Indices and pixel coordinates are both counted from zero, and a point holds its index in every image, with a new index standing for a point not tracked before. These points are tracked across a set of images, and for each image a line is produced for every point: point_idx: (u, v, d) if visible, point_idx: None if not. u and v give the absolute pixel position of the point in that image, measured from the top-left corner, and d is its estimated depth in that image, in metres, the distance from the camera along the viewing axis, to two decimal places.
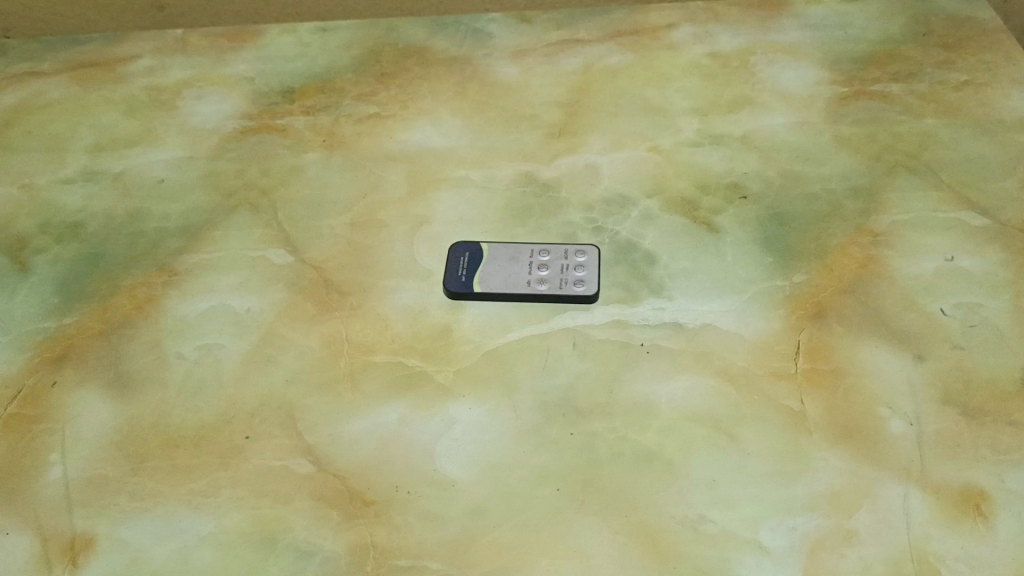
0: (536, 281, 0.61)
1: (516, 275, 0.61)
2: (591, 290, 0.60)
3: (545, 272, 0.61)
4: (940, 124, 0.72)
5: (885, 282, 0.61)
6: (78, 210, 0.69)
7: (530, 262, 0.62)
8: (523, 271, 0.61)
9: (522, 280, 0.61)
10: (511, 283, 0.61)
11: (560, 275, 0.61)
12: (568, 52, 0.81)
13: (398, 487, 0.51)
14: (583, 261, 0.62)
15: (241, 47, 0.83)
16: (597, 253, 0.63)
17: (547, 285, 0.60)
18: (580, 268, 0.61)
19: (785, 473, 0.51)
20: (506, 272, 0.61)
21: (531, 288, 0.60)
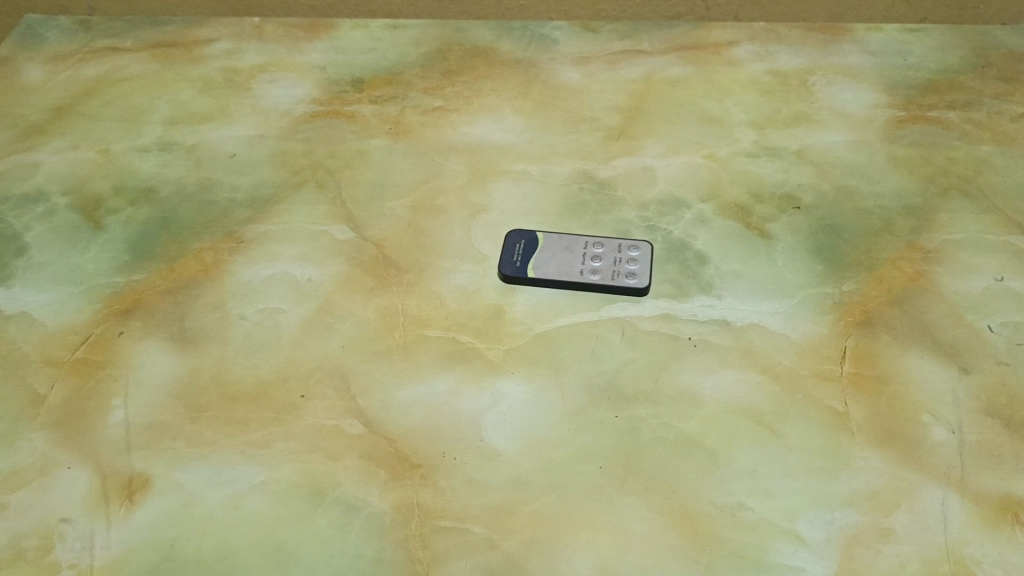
0: (589, 271, 0.62)
1: (569, 263, 0.63)
2: (643, 283, 0.61)
3: (597, 263, 0.63)
4: (995, 152, 0.73)
5: (933, 297, 0.61)
6: (152, 176, 0.72)
7: (584, 253, 0.63)
8: (575, 260, 0.63)
9: (574, 269, 0.62)
10: (564, 272, 0.62)
11: (613, 267, 0.62)
12: (631, 61, 0.83)
13: (445, 453, 0.53)
14: (636, 255, 0.63)
15: (315, 38, 0.86)
16: (650, 248, 0.64)
17: (599, 275, 0.62)
18: (633, 262, 0.63)
19: (825, 470, 0.52)
20: (559, 261, 0.63)
21: (583, 277, 0.62)
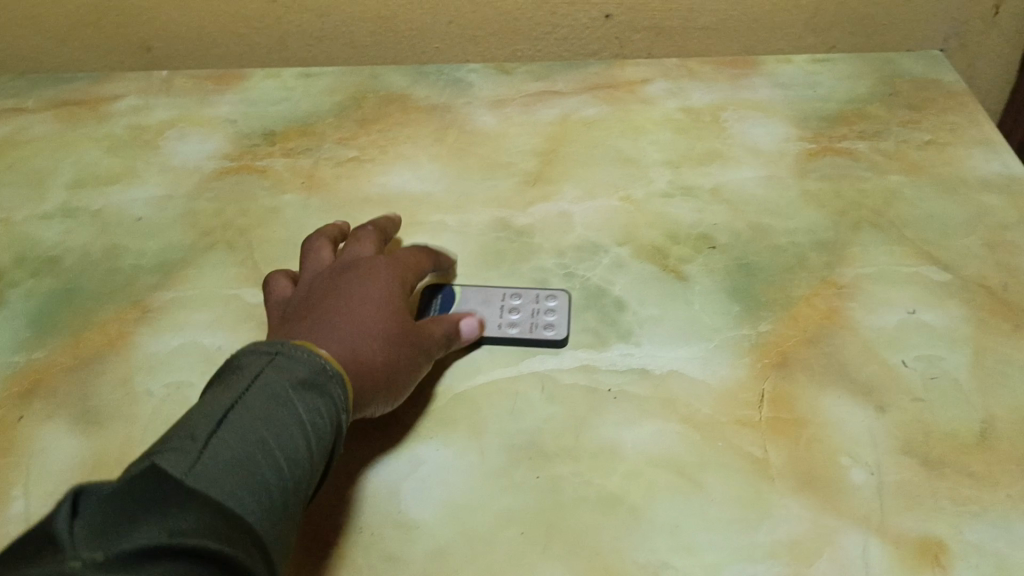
0: (507, 323, 0.62)
1: (487, 317, 0.62)
2: (561, 334, 0.61)
3: (516, 316, 0.62)
4: (904, 182, 0.75)
5: (848, 334, 0.62)
6: (55, 244, 0.70)
7: (502, 305, 0.63)
8: (493, 314, 0.63)
9: (492, 323, 0.62)
10: (482, 326, 0.62)
11: (531, 318, 0.62)
12: (546, 102, 0.83)
13: (362, 527, 0.52)
14: (554, 305, 0.63)
15: (225, 90, 0.84)
16: (568, 297, 0.64)
17: (518, 328, 0.62)
18: (551, 313, 0.63)
19: (747, 520, 0.52)
20: (477, 314, 0.63)
21: (502, 330, 0.61)
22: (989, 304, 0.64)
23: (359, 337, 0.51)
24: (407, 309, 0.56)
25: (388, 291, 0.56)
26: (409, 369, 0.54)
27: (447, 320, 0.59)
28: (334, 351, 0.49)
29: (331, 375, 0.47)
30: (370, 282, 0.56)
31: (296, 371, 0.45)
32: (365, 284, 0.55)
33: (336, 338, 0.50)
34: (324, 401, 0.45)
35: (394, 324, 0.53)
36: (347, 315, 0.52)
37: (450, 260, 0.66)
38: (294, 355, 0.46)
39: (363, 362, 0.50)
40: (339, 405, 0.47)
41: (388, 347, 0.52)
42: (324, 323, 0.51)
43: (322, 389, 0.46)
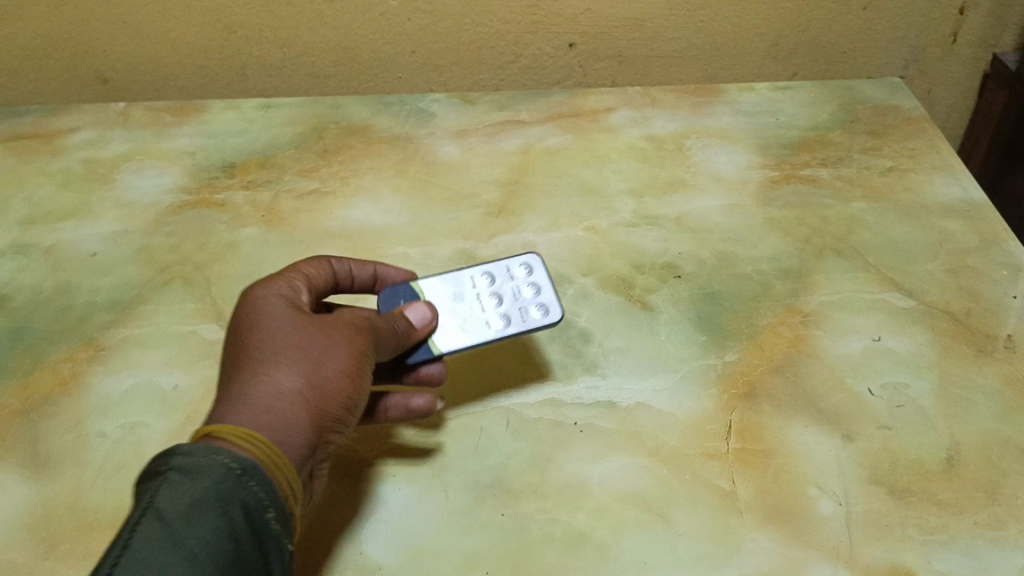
0: (494, 318, 0.57)
1: (472, 315, 0.57)
2: (556, 315, 0.57)
3: (499, 306, 0.58)
4: (866, 208, 0.75)
5: (814, 362, 0.62)
6: (5, 283, 0.68)
7: (479, 295, 0.58)
8: (475, 310, 0.57)
9: (479, 321, 0.57)
10: (469, 327, 0.57)
11: (516, 304, 0.58)
12: (509, 132, 0.82)
13: (322, 572, 0.50)
14: (531, 279, 0.59)
15: (183, 122, 0.83)
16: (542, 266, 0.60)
17: (508, 319, 0.57)
18: (534, 290, 0.59)
19: (716, 555, 0.51)
20: (459, 315, 0.57)
21: (491, 326, 0.57)
22: (953, 330, 0.64)
23: (278, 398, 0.45)
24: (327, 324, 0.49)
25: (292, 318, 0.49)
26: (355, 393, 0.48)
27: (391, 319, 0.53)
28: (257, 429, 0.43)
29: (240, 477, 0.41)
30: (269, 313, 0.49)
31: (191, 491, 0.39)
32: (268, 319, 0.49)
33: (256, 411, 0.44)
34: (231, 514, 0.40)
35: (321, 356, 0.47)
36: (259, 373, 0.45)
37: (401, 270, 0.62)
38: (198, 468, 0.40)
39: (293, 425, 0.44)
40: (261, 501, 0.41)
41: (320, 392, 0.46)
42: (239, 389, 0.45)
43: (227, 501, 0.40)
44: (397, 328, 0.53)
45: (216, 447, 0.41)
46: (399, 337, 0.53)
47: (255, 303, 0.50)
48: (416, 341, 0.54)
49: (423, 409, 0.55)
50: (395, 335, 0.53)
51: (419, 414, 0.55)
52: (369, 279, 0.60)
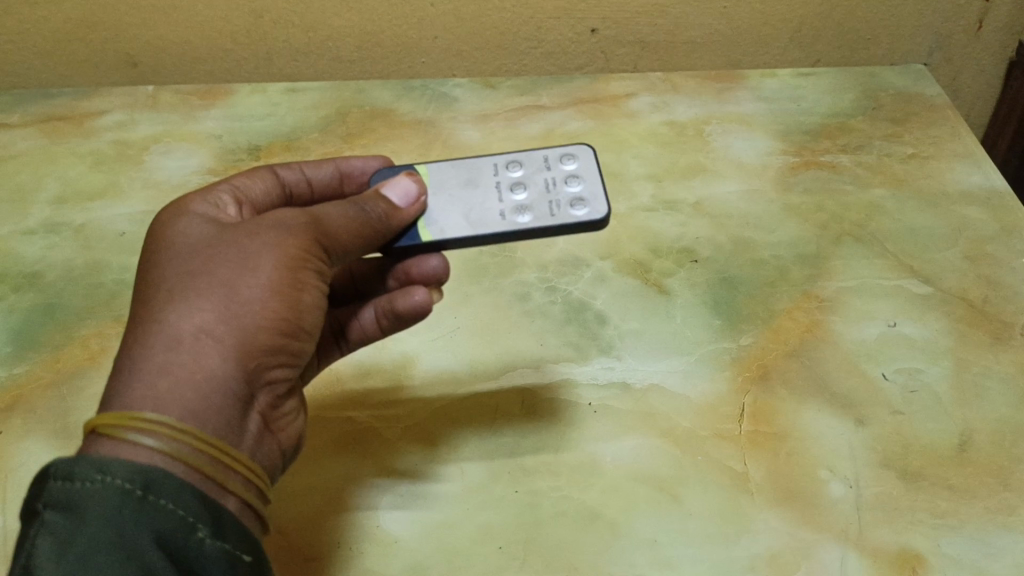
0: (510, 209, 0.51)
1: (486, 204, 0.52)
2: (599, 212, 0.51)
3: (523, 197, 0.52)
4: (886, 195, 0.75)
5: (828, 347, 0.62)
6: (37, 260, 0.70)
7: (499, 184, 0.53)
8: (493, 199, 0.52)
9: (495, 211, 0.51)
10: (480, 215, 0.51)
11: (544, 198, 0.52)
12: (531, 117, 0.83)
13: (340, 543, 0.52)
14: (571, 173, 0.53)
15: (211, 105, 0.84)
16: (589, 157, 0.54)
17: (530, 209, 0.51)
18: (574, 182, 0.53)
19: (725, 534, 0.52)
20: (471, 202, 0.52)
21: (505, 218, 0.51)
22: (969, 317, 0.64)
23: (180, 349, 0.39)
24: (243, 239, 0.43)
25: (196, 244, 0.43)
26: (288, 310, 0.43)
27: (368, 203, 0.49)
28: (152, 398, 0.38)
29: (142, 498, 0.36)
30: (180, 250, 0.43)
31: (79, 537, 0.35)
32: (170, 251, 0.43)
33: (152, 375, 0.39)
34: (135, 544, 0.35)
35: (232, 280, 0.42)
36: (157, 320, 0.40)
37: (366, 159, 0.57)
38: (80, 500, 0.35)
39: (202, 377, 0.39)
40: (176, 519, 0.36)
41: (234, 324, 0.41)
42: (135, 344, 0.40)
43: (128, 536, 0.35)
44: (363, 212, 0.48)
45: (102, 462, 0.36)
46: (368, 222, 0.48)
47: (162, 233, 0.44)
48: (400, 224, 0.50)
49: (425, 303, 0.50)
50: (359, 217, 0.48)
51: (423, 310, 0.51)
52: (333, 177, 0.56)
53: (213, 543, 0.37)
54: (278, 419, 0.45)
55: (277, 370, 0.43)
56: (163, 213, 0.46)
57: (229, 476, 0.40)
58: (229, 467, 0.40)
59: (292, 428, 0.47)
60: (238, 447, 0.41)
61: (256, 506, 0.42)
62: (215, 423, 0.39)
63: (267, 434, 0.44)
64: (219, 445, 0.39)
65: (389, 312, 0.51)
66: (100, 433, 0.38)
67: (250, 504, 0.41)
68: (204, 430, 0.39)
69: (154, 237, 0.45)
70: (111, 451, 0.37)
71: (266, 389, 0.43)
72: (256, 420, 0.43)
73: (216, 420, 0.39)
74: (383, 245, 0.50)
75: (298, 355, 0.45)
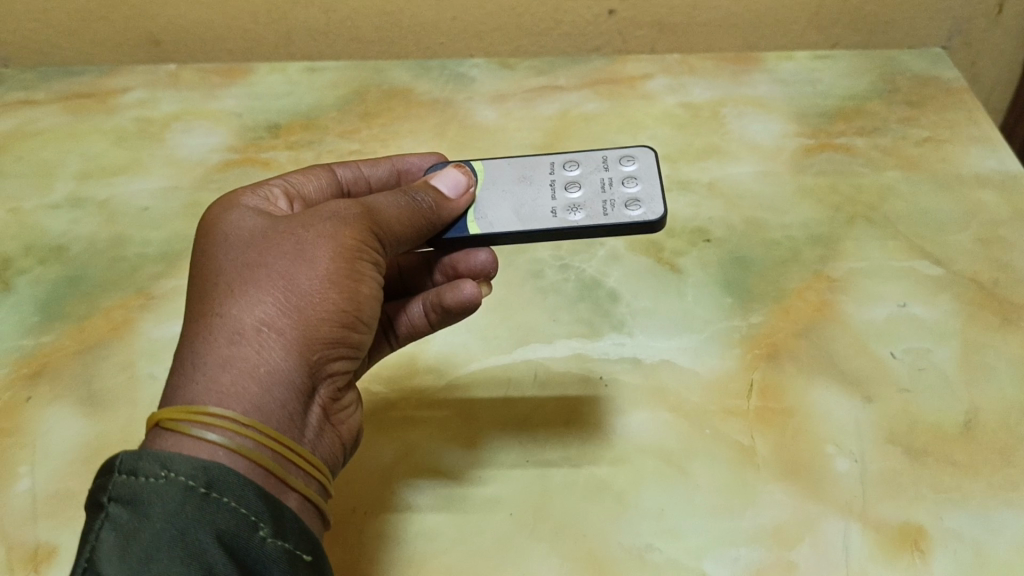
0: (563, 207, 0.51)
1: (539, 200, 0.51)
2: (654, 212, 0.49)
3: (577, 195, 0.51)
4: (900, 177, 0.75)
5: (838, 326, 0.63)
6: (62, 233, 0.71)
7: (554, 183, 0.52)
8: (546, 196, 0.52)
9: (547, 208, 0.51)
10: (532, 212, 0.51)
11: (599, 196, 0.51)
12: (547, 98, 0.84)
13: (355, 508, 0.54)
14: (631, 174, 0.52)
15: (231, 84, 0.86)
16: (649, 159, 0.53)
17: (583, 207, 0.51)
18: (631, 183, 0.52)
19: (731, 506, 0.53)
20: (525, 199, 0.52)
21: (557, 214, 0.50)
22: (979, 299, 0.65)
23: (242, 342, 0.39)
24: (300, 230, 0.44)
25: (253, 239, 0.44)
26: (346, 301, 0.43)
27: (419, 194, 0.49)
28: (215, 392, 0.38)
29: (205, 496, 0.35)
30: (235, 245, 0.44)
31: (142, 533, 0.34)
32: (227, 248, 0.44)
33: (214, 369, 0.39)
34: (198, 542, 0.34)
35: (289, 272, 0.42)
36: (217, 314, 0.40)
37: (422, 157, 0.58)
38: (145, 495, 0.35)
39: (263, 369, 0.39)
40: (240, 517, 0.36)
41: (295, 316, 0.41)
42: (197, 339, 0.40)
43: (190, 534, 0.34)
44: (414, 202, 0.48)
45: (166, 457, 0.36)
46: (419, 211, 0.48)
47: (213, 228, 0.45)
48: (451, 215, 0.50)
49: (474, 297, 0.51)
50: (411, 206, 0.48)
51: (472, 304, 0.51)
52: (390, 176, 0.57)
53: (275, 543, 0.37)
54: (337, 412, 0.45)
55: (337, 362, 0.43)
56: (214, 209, 0.47)
57: (291, 472, 0.40)
58: (290, 462, 0.40)
59: (350, 420, 0.46)
60: (299, 441, 0.41)
61: (317, 502, 0.41)
62: (278, 417, 0.39)
63: (327, 426, 0.44)
64: (282, 440, 0.39)
65: (438, 306, 0.52)
66: (164, 427, 0.38)
67: (312, 501, 0.41)
68: (267, 423, 0.39)
69: (206, 233, 0.46)
70: (176, 445, 0.37)
71: (326, 381, 0.43)
72: (316, 413, 0.43)
73: (278, 413, 0.39)
74: (433, 237, 0.51)
75: (356, 348, 0.44)
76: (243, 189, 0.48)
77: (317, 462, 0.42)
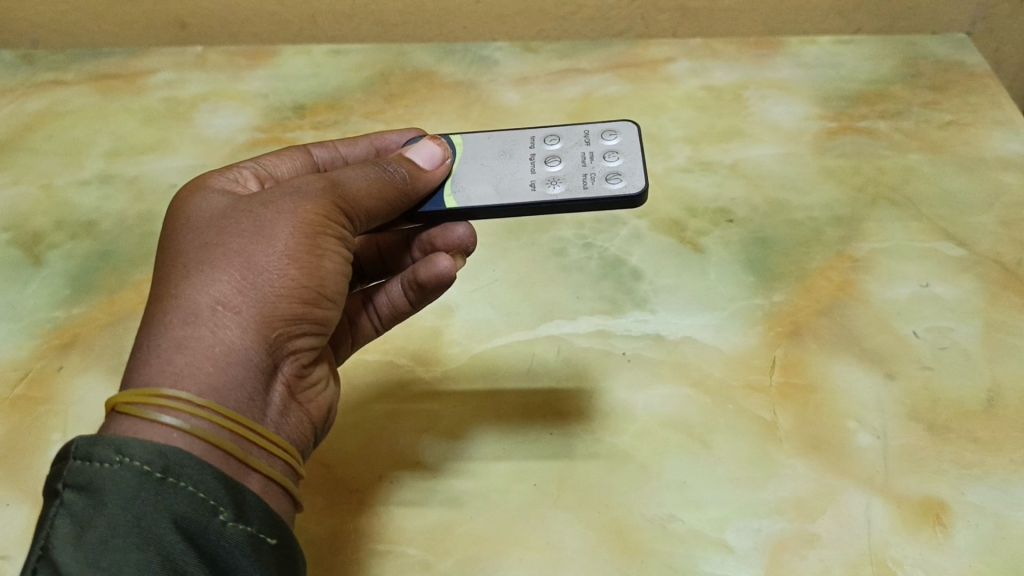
0: (543, 180, 0.49)
1: (518, 174, 0.50)
2: (635, 186, 0.48)
3: (557, 169, 0.50)
4: (923, 160, 0.75)
5: (860, 304, 0.63)
6: (92, 209, 0.72)
7: (534, 156, 0.51)
8: (525, 169, 0.50)
9: (525, 181, 0.49)
10: (510, 185, 0.49)
11: (580, 170, 0.49)
12: (570, 80, 0.84)
13: (381, 476, 0.54)
14: (613, 148, 0.50)
15: (257, 65, 0.87)
16: (632, 133, 0.51)
17: (563, 181, 0.49)
18: (612, 157, 0.50)
19: (753, 479, 0.53)
20: (503, 173, 0.50)
21: (536, 188, 0.49)
22: (1002, 279, 0.65)
23: (197, 323, 0.39)
24: (260, 209, 0.43)
25: (214, 219, 0.43)
26: (308, 277, 0.42)
27: (392, 165, 0.48)
28: (171, 373, 0.37)
29: (161, 481, 0.35)
30: (196, 225, 0.43)
31: (98, 520, 0.34)
32: (187, 229, 0.43)
33: (170, 351, 0.38)
34: (154, 528, 0.34)
35: (248, 250, 0.41)
36: (174, 296, 0.40)
37: (402, 133, 0.56)
38: (100, 482, 0.35)
39: (220, 349, 0.39)
40: (197, 502, 0.35)
41: (253, 294, 0.40)
42: (155, 321, 0.39)
43: (146, 520, 0.34)
44: (385, 173, 0.47)
45: (121, 442, 0.36)
46: (390, 182, 0.47)
47: (177, 211, 0.45)
48: (426, 187, 0.49)
49: (449, 271, 0.49)
50: (381, 178, 0.46)
51: (448, 278, 0.49)
52: (369, 154, 0.55)
53: (235, 527, 0.36)
54: (304, 391, 0.44)
55: (301, 340, 0.43)
56: (180, 193, 0.46)
57: (251, 452, 0.39)
58: (250, 442, 0.39)
59: (320, 398, 0.46)
60: (261, 421, 0.40)
61: (284, 483, 0.41)
62: (237, 397, 0.39)
63: (292, 405, 0.43)
64: (241, 419, 0.38)
65: (414, 282, 0.50)
66: (119, 411, 0.37)
67: (279, 483, 0.40)
68: (225, 403, 0.38)
69: (172, 216, 0.45)
70: (131, 429, 0.37)
71: (289, 360, 0.42)
72: (281, 392, 0.42)
73: (237, 393, 0.39)
74: (408, 211, 0.49)
75: (322, 324, 0.43)
76: (212, 172, 0.48)
77: (282, 442, 0.41)
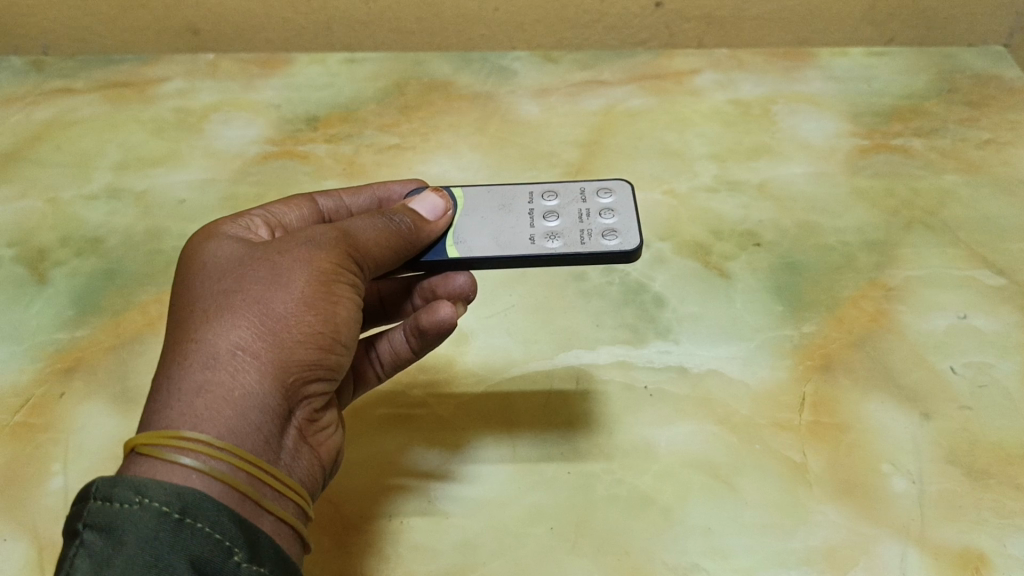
0: (542, 235, 0.47)
1: (516, 228, 0.48)
2: (630, 243, 0.46)
3: (555, 224, 0.48)
4: (959, 181, 0.72)
5: (895, 336, 0.60)
6: (99, 225, 0.71)
7: (531, 211, 0.48)
8: (525, 224, 0.48)
9: (525, 235, 0.47)
10: (508, 239, 0.47)
11: (578, 226, 0.47)
12: (591, 93, 0.82)
13: (394, 517, 0.52)
14: (609, 204, 0.48)
15: (270, 74, 0.84)
16: (626, 192, 0.49)
17: (562, 236, 0.47)
18: (608, 214, 0.48)
19: (782, 526, 0.50)
20: (502, 226, 0.48)
21: (536, 243, 0.47)
22: None
23: (217, 367, 0.36)
24: (276, 255, 0.41)
25: (230, 265, 0.40)
26: (325, 323, 0.40)
27: (397, 214, 0.45)
28: (189, 416, 0.35)
29: (179, 522, 0.32)
30: (211, 269, 0.41)
31: (115, 561, 0.31)
32: (203, 275, 0.40)
33: (189, 395, 0.36)
34: (172, 569, 0.31)
35: (266, 295, 0.39)
36: (192, 339, 0.37)
37: (404, 184, 0.54)
38: (119, 522, 0.32)
39: (239, 393, 0.36)
40: (214, 544, 0.33)
41: (272, 339, 0.38)
42: (171, 365, 0.37)
43: (164, 560, 0.31)
44: (392, 223, 0.45)
45: (140, 483, 0.33)
46: (398, 232, 0.44)
47: (191, 256, 0.42)
48: (428, 237, 0.46)
49: (450, 319, 0.46)
50: (389, 227, 0.44)
51: (449, 326, 0.47)
52: (372, 206, 0.53)
53: (251, 569, 0.34)
54: (316, 434, 0.42)
55: (315, 385, 0.40)
56: (192, 239, 0.44)
57: (266, 494, 0.36)
58: (265, 486, 0.36)
59: (331, 442, 0.43)
60: (275, 464, 0.38)
61: (295, 526, 0.38)
62: (254, 440, 0.36)
63: (305, 447, 0.40)
64: (259, 463, 0.36)
65: (415, 329, 0.48)
66: (137, 453, 0.35)
67: (291, 525, 0.38)
68: (244, 446, 0.36)
69: (184, 263, 0.43)
70: (150, 471, 0.34)
71: (303, 405, 0.40)
72: (294, 435, 0.39)
73: (254, 437, 0.36)
74: (410, 260, 0.46)
75: (336, 369, 0.41)
76: (222, 220, 0.45)
77: (296, 485, 0.39)
